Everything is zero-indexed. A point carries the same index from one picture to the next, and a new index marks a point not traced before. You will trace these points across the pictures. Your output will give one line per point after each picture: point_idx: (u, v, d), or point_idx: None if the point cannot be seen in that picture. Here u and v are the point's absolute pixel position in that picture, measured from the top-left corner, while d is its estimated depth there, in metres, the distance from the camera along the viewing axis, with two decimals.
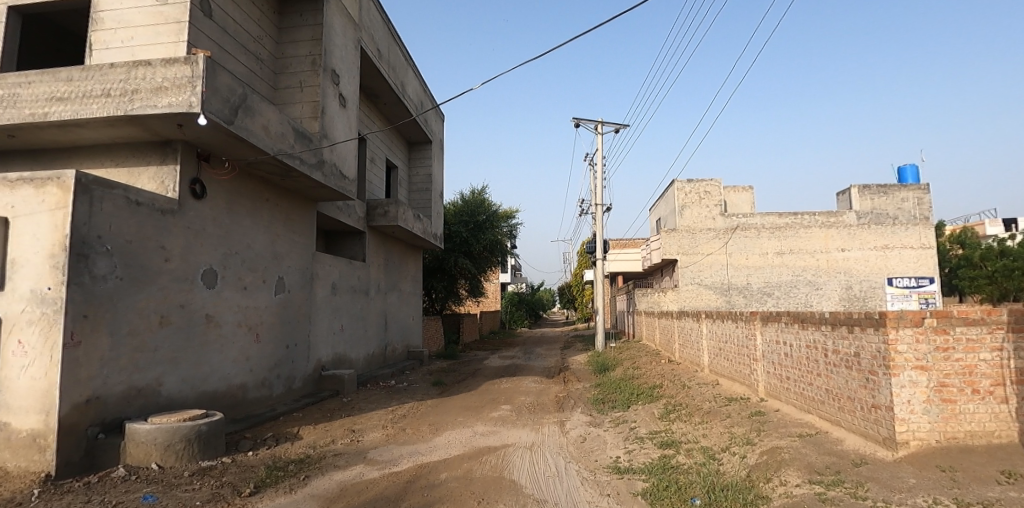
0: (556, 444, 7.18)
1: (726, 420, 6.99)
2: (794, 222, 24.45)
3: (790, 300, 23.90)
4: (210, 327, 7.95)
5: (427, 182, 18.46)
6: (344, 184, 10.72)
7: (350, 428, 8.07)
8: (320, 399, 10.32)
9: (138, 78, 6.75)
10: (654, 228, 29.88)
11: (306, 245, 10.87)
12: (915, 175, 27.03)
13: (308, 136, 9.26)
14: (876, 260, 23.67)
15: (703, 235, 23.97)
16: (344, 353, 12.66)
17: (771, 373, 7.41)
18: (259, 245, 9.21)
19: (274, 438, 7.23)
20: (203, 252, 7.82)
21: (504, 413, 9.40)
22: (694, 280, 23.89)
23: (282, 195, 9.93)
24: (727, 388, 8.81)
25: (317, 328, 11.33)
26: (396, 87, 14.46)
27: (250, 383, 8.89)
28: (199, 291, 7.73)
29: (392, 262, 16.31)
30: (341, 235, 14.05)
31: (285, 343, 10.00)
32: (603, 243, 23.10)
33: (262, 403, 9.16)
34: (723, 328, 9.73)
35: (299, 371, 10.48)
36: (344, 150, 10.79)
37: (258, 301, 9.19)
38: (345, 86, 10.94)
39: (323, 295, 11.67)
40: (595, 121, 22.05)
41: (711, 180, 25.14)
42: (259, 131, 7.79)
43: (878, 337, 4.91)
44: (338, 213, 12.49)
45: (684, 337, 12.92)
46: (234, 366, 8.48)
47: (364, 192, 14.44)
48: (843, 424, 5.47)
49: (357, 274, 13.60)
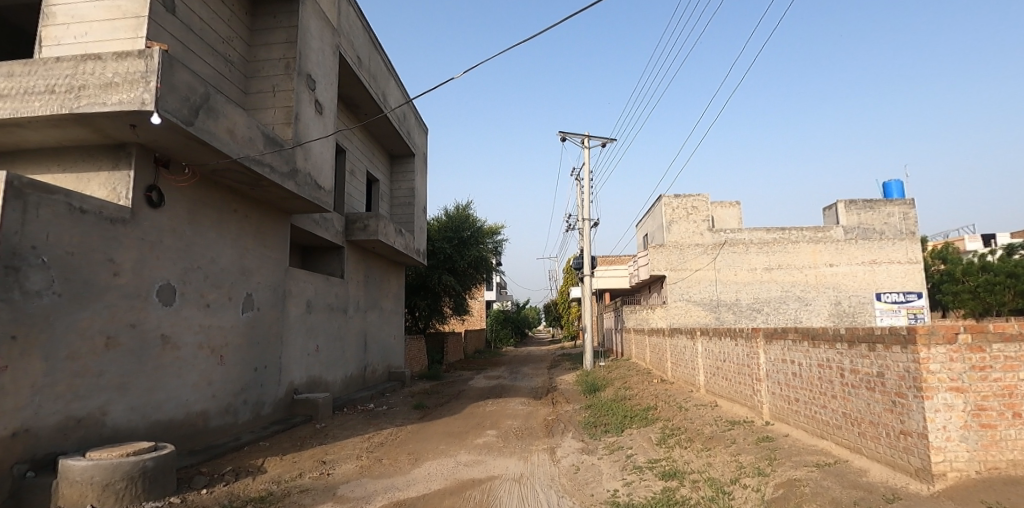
0: (547, 475, 6.53)
1: (731, 446, 6.43)
2: (782, 237, 24.28)
3: (780, 316, 23.61)
4: (166, 349, 7.22)
5: (409, 196, 17.89)
6: (320, 194, 10.11)
7: (321, 460, 7.34)
8: (291, 425, 9.55)
9: (86, 73, 6.13)
10: (642, 244, 29.60)
11: (278, 260, 10.19)
12: (900, 190, 27.17)
13: (280, 143, 8.66)
14: (864, 275, 23.57)
15: (691, 251, 23.68)
16: (320, 376, 11.90)
17: (777, 394, 6.89)
18: (225, 259, 8.53)
19: (234, 473, 6.49)
20: (159, 266, 7.13)
21: (490, 439, 8.74)
22: (682, 297, 23.54)
23: (251, 207, 9.28)
24: (728, 410, 8.26)
25: (289, 349, 10.59)
26: (378, 97, 13.98)
27: (212, 410, 8.12)
28: (154, 309, 7.02)
29: (373, 279, 15.62)
30: (318, 250, 13.38)
31: (253, 366, 9.26)
32: (591, 258, 22.62)
33: (225, 431, 8.39)
34: (720, 345, 9.22)
35: (269, 395, 9.72)
36: (320, 160, 10.20)
37: (223, 320, 8.48)
38: (321, 93, 10.39)
39: (296, 314, 10.96)
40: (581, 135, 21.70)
41: (698, 196, 24.78)
42: (223, 134, 7.18)
43: (907, 356, 4.42)
44: (314, 226, 11.84)
45: (677, 355, 12.39)
46: (194, 391, 7.73)
47: (342, 205, 13.81)
48: (866, 452, 4.95)
49: (335, 291, 12.90)
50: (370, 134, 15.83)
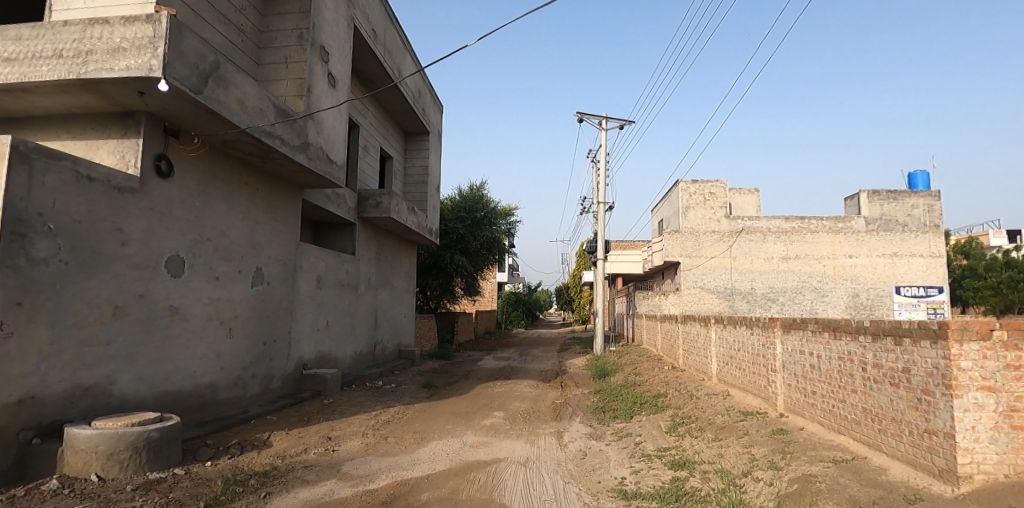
0: (554, 460, 6.43)
1: (744, 438, 6.26)
2: (801, 226, 23.78)
3: (795, 306, 23.23)
4: (175, 320, 7.20)
5: (423, 174, 17.70)
6: (331, 169, 9.97)
7: (326, 436, 7.31)
8: (299, 400, 9.56)
9: (94, 38, 6.00)
10: (657, 229, 29.21)
11: (289, 235, 10.12)
12: (926, 182, 26.38)
13: (291, 116, 8.51)
14: (884, 268, 23.04)
15: (707, 238, 23.29)
16: (329, 352, 11.91)
17: (793, 386, 6.69)
18: (235, 232, 8.46)
19: (239, 446, 6.48)
20: (168, 237, 7.07)
21: (497, 420, 8.67)
22: (696, 284, 23.22)
23: (263, 179, 9.18)
24: (740, 401, 8.08)
25: (299, 324, 10.58)
26: (392, 72, 13.74)
27: (220, 383, 8.13)
28: (162, 280, 6.98)
29: (384, 257, 15.56)
30: (329, 226, 13.32)
31: (262, 340, 9.25)
32: (605, 242, 22.35)
33: (233, 404, 8.41)
34: (735, 334, 9.01)
35: (278, 370, 9.73)
36: (332, 134, 10.04)
37: (233, 293, 8.44)
38: (335, 65, 10.19)
39: (307, 289, 10.92)
40: (599, 116, 21.25)
41: (716, 181, 24.46)
42: (233, 105, 7.04)
43: (936, 352, 4.19)
44: (326, 202, 11.74)
45: (689, 343, 12.19)
46: (202, 364, 7.74)
47: (355, 181, 13.69)
48: (886, 449, 4.75)
49: (346, 268, 12.85)
50: (384, 111, 15.63)
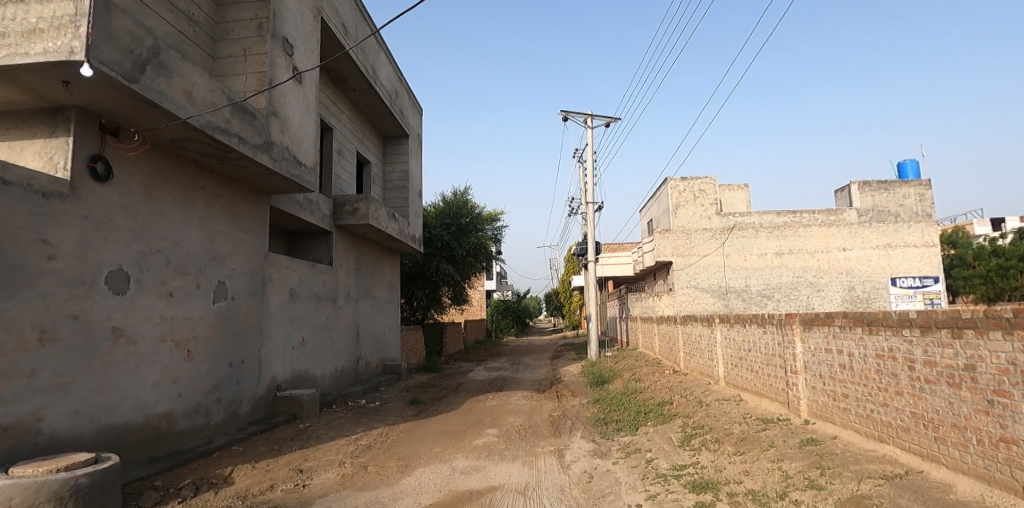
0: (556, 485, 5.66)
1: (770, 450, 5.53)
2: (793, 220, 23.39)
3: (791, 302, 22.77)
4: (119, 343, 6.32)
5: (403, 179, 16.92)
6: (299, 172, 9.15)
7: (297, 468, 6.45)
8: (271, 426, 8.68)
9: (5, 18, 5.17)
10: (647, 230, 28.71)
11: (256, 245, 9.26)
12: (916, 171, 26.20)
13: (249, 111, 7.69)
14: (879, 260, 22.68)
15: (699, 236, 22.74)
16: (306, 371, 11.01)
17: (819, 389, 5.98)
18: (190, 242, 7.60)
19: (193, 487, 5.61)
20: (107, 249, 6.20)
21: (490, 439, 7.86)
22: (690, 283, 22.64)
23: (222, 184, 8.33)
24: (756, 406, 7.36)
25: (271, 342, 9.69)
26: (366, 71, 12.98)
27: (178, 412, 7.24)
28: (102, 299, 6.11)
29: (365, 267, 14.70)
30: (304, 235, 12.48)
31: (228, 361, 8.38)
32: (595, 244, 21.59)
33: (195, 435, 7.52)
34: (744, 333, 8.35)
35: (247, 393, 8.84)
36: (299, 133, 9.23)
37: (190, 310, 7.57)
38: (300, 59, 9.39)
39: (278, 304, 10.04)
40: (584, 114, 20.59)
41: (705, 178, 23.98)
42: (178, 96, 6.23)
43: (1011, 344, 3.52)
44: (298, 209, 10.90)
45: (691, 345, 11.49)
46: (155, 391, 6.85)
47: (329, 187, 12.86)
48: (947, 461, 4.06)
49: (322, 279, 11.98)
50: (359, 113, 14.85)
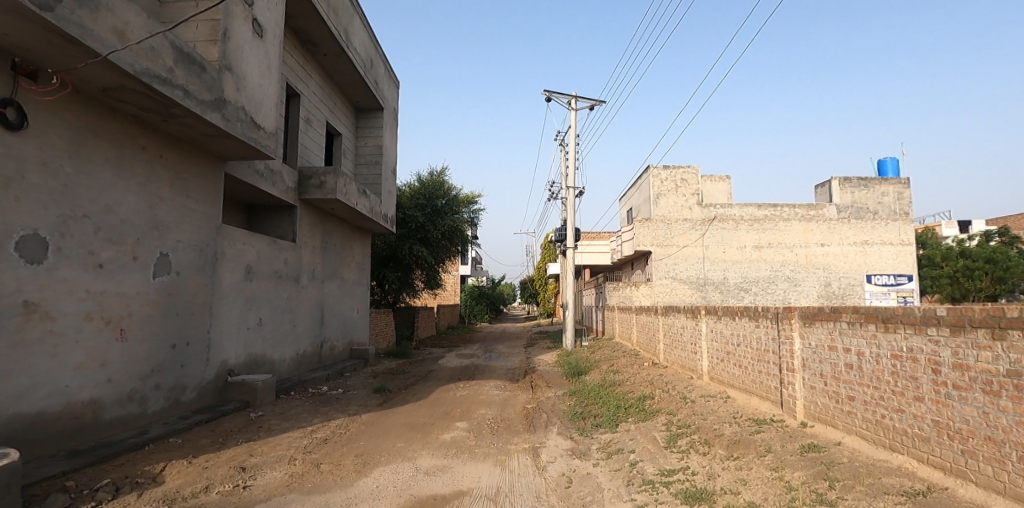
0: (532, 491, 5.06)
1: (767, 456, 5.03)
2: (774, 214, 23.24)
3: (768, 296, 22.69)
4: (33, 320, 5.46)
5: (376, 155, 16.00)
6: (258, 136, 8.27)
7: (239, 465, 5.70)
8: (219, 414, 7.89)
9: None
10: (626, 219, 28.39)
11: (206, 215, 8.38)
12: (895, 169, 26.35)
13: (198, 62, 6.79)
14: (856, 256, 22.75)
15: (679, 226, 22.40)
16: (262, 354, 10.19)
17: (819, 390, 5.51)
18: (127, 207, 6.71)
19: (112, 488, 4.82)
20: (18, 210, 5.31)
21: (460, 434, 7.24)
22: (669, 274, 22.32)
23: (167, 144, 7.43)
24: (745, 405, 6.89)
25: (222, 323, 8.85)
26: (338, 34, 12.03)
27: (107, 399, 6.41)
28: (10, 268, 5.24)
29: (332, 246, 13.84)
30: (266, 209, 11.58)
31: (170, 343, 7.54)
32: (574, 230, 21.00)
33: (127, 425, 6.69)
34: (732, 327, 7.87)
35: (192, 378, 8.01)
36: (258, 94, 8.32)
37: (125, 285, 6.70)
38: (261, 11, 8.45)
39: (231, 282, 9.17)
40: (568, 95, 19.91)
41: (688, 168, 23.56)
42: (105, 34, 5.34)
43: None
44: (258, 179, 9.99)
45: (673, 337, 11.05)
46: (79, 376, 6.00)
47: (295, 158, 11.93)
48: (977, 478, 3.60)
49: (283, 257, 11.12)
50: (330, 80, 13.88)
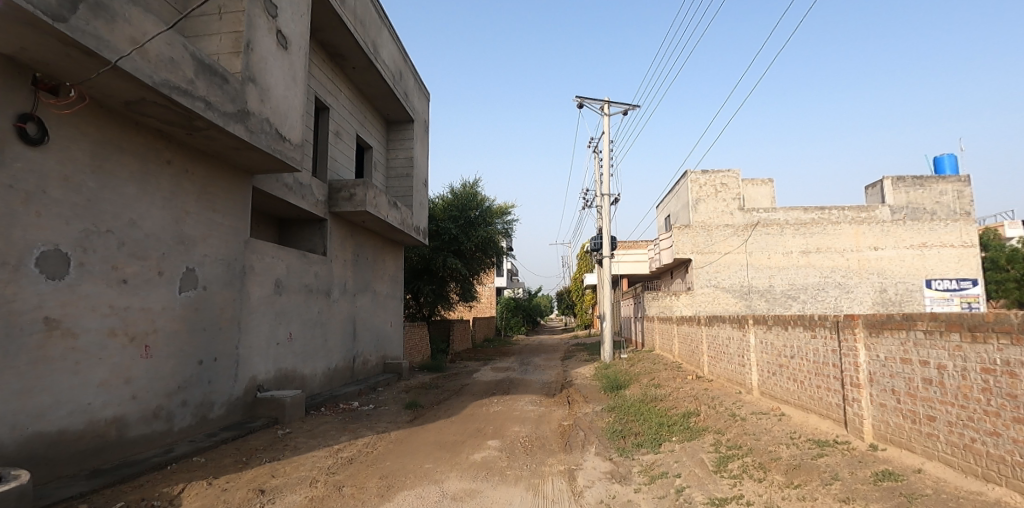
0: None
1: (834, 484, 4.43)
2: (821, 217, 22.07)
3: (818, 304, 21.46)
4: (55, 337, 5.41)
5: (407, 167, 15.93)
6: (283, 148, 8.18)
7: (258, 487, 5.45)
8: (246, 431, 7.74)
9: None
10: (664, 227, 27.59)
11: (234, 229, 8.32)
12: (953, 167, 24.71)
13: (220, 74, 6.73)
14: (914, 261, 21.29)
15: (720, 232, 21.53)
16: (292, 370, 10.06)
17: (891, 408, 4.87)
18: (152, 222, 6.67)
19: None
20: (39, 225, 5.28)
21: (490, 454, 6.83)
22: (710, 283, 21.41)
23: (193, 159, 7.41)
24: (803, 424, 6.24)
25: (250, 337, 8.75)
26: (366, 46, 12.00)
27: (132, 416, 6.31)
28: (31, 284, 5.20)
29: (364, 259, 13.74)
30: (297, 223, 11.57)
31: (197, 358, 7.45)
32: (610, 239, 20.41)
33: (152, 443, 6.58)
34: (785, 337, 7.23)
35: (220, 394, 7.90)
36: (283, 106, 8.24)
37: (150, 300, 6.62)
38: (286, 22, 8.41)
39: (261, 296, 9.10)
40: (601, 101, 19.47)
41: (727, 171, 22.74)
42: (124, 46, 5.29)
43: None
44: (287, 192, 9.94)
45: (718, 348, 10.38)
46: (103, 393, 5.92)
47: (324, 171, 11.91)
48: None
49: (313, 270, 11.03)
50: (360, 93, 13.90)
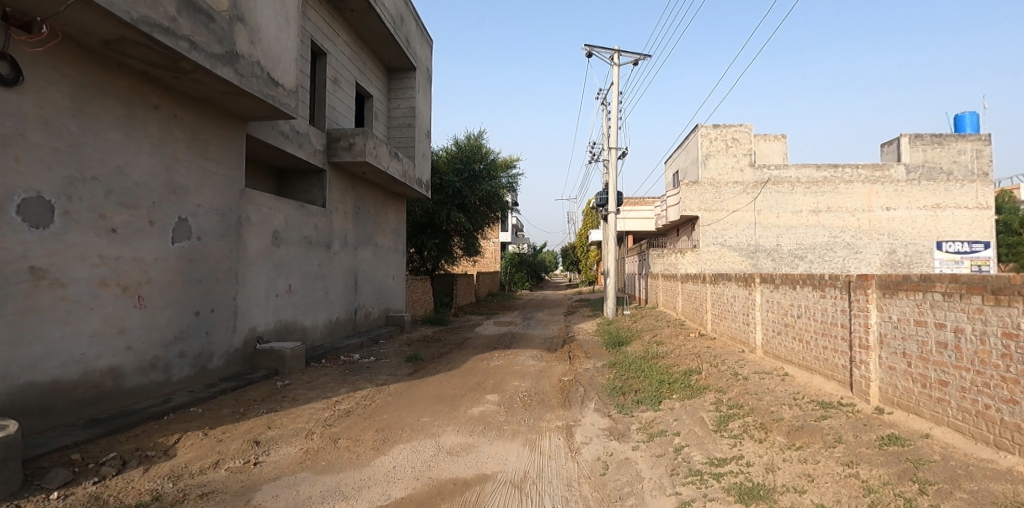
0: (562, 478, 4.54)
1: (838, 447, 4.31)
2: (834, 175, 21.52)
3: (825, 264, 21.22)
4: (42, 287, 5.29)
5: (409, 117, 15.44)
6: (277, 93, 7.81)
7: (253, 438, 5.44)
8: (245, 382, 7.74)
9: None
10: (672, 183, 27.06)
11: (229, 178, 8.08)
12: (975, 124, 23.87)
13: (205, 11, 6.32)
14: (926, 221, 20.87)
15: (729, 189, 21.08)
16: (292, 322, 10.03)
17: (900, 371, 4.72)
18: (141, 170, 6.43)
19: (119, 462, 4.62)
20: (18, 171, 5.06)
21: (489, 409, 6.81)
22: (716, 241, 21.12)
23: (182, 104, 7.09)
24: (807, 385, 6.13)
25: (249, 289, 8.64)
26: None
27: (129, 367, 6.28)
28: (14, 233, 5.04)
29: (364, 212, 13.51)
30: (295, 173, 11.30)
31: (194, 309, 7.37)
32: (616, 195, 20.02)
33: (150, 393, 6.57)
34: (793, 297, 7.04)
35: (218, 345, 7.87)
36: (276, 48, 7.82)
37: (141, 250, 6.46)
38: None
39: (258, 247, 8.94)
40: (611, 49, 18.66)
41: (740, 126, 22.06)
42: None
43: None
44: (283, 141, 9.62)
45: (722, 306, 10.24)
46: (96, 344, 5.85)
47: (323, 120, 11.53)
48: None
49: (313, 222, 10.83)
50: (359, 37, 13.30)
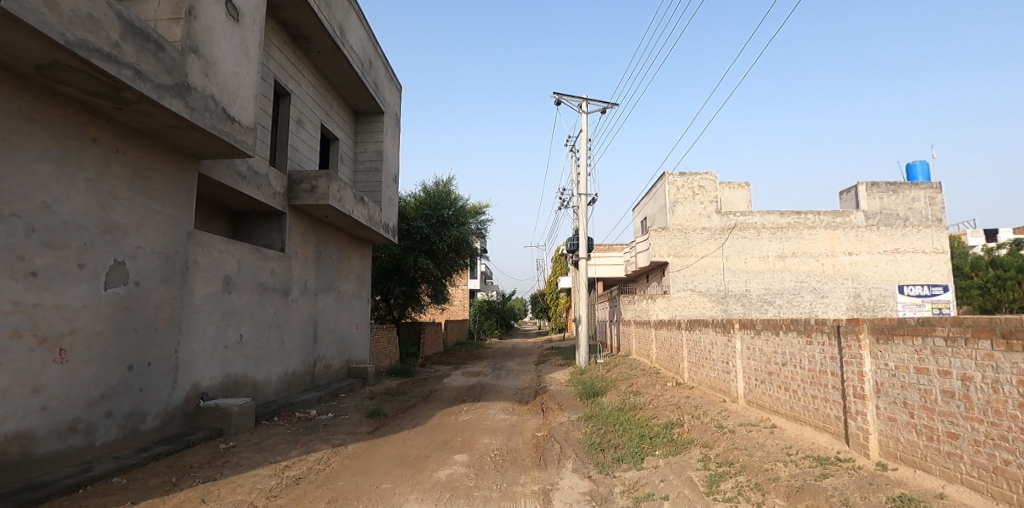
0: None
1: None
2: (797, 222, 22.01)
3: (793, 308, 21.39)
4: None
5: (376, 161, 15.12)
6: (233, 129, 7.35)
7: None
8: (183, 445, 6.88)
9: None
10: (641, 229, 27.29)
11: (176, 219, 7.47)
12: (925, 174, 25.06)
13: (154, 40, 5.91)
14: (887, 266, 21.41)
15: (697, 235, 21.26)
16: (242, 375, 9.19)
17: (902, 423, 4.39)
18: (73, 207, 5.81)
19: None
20: None
21: (457, 471, 6.17)
22: (687, 286, 21.12)
23: (125, 138, 6.55)
24: (798, 438, 5.75)
25: (193, 340, 7.87)
26: (332, 29, 11.22)
27: (42, 431, 5.44)
28: None
29: (326, 257, 12.88)
30: (253, 216, 10.72)
31: (127, 363, 6.58)
32: (587, 240, 19.90)
33: (66, 461, 5.69)
34: (776, 343, 6.75)
35: (154, 403, 7.02)
36: (233, 83, 7.43)
37: (67, 296, 5.75)
38: None
39: (206, 294, 8.22)
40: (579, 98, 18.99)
41: (705, 174, 22.54)
42: None
43: None
44: (240, 181, 9.09)
45: (700, 352, 9.91)
46: (1, 404, 5.05)
47: (284, 161, 11.08)
48: None
49: (269, 267, 10.16)
50: (325, 80, 13.07)
